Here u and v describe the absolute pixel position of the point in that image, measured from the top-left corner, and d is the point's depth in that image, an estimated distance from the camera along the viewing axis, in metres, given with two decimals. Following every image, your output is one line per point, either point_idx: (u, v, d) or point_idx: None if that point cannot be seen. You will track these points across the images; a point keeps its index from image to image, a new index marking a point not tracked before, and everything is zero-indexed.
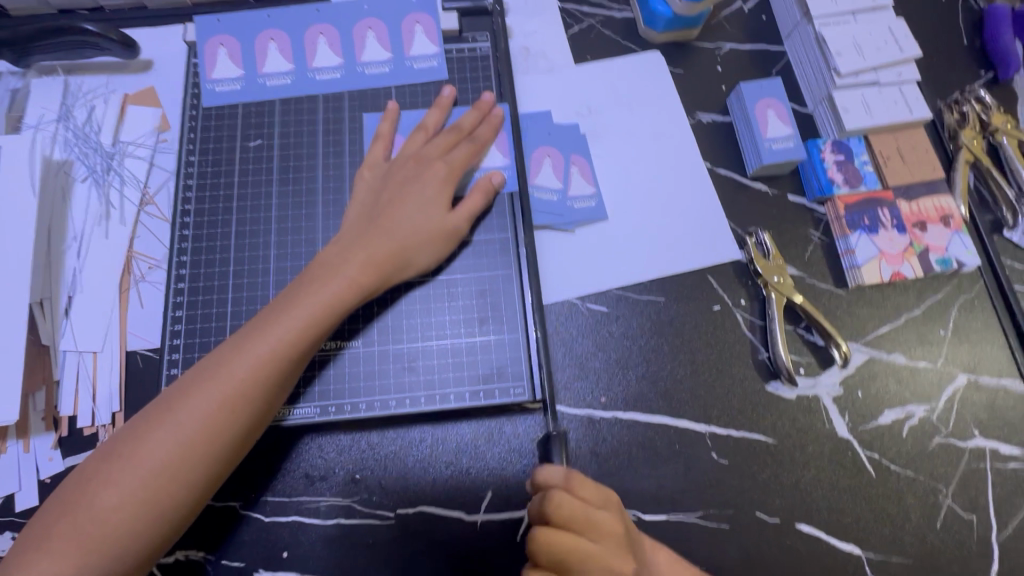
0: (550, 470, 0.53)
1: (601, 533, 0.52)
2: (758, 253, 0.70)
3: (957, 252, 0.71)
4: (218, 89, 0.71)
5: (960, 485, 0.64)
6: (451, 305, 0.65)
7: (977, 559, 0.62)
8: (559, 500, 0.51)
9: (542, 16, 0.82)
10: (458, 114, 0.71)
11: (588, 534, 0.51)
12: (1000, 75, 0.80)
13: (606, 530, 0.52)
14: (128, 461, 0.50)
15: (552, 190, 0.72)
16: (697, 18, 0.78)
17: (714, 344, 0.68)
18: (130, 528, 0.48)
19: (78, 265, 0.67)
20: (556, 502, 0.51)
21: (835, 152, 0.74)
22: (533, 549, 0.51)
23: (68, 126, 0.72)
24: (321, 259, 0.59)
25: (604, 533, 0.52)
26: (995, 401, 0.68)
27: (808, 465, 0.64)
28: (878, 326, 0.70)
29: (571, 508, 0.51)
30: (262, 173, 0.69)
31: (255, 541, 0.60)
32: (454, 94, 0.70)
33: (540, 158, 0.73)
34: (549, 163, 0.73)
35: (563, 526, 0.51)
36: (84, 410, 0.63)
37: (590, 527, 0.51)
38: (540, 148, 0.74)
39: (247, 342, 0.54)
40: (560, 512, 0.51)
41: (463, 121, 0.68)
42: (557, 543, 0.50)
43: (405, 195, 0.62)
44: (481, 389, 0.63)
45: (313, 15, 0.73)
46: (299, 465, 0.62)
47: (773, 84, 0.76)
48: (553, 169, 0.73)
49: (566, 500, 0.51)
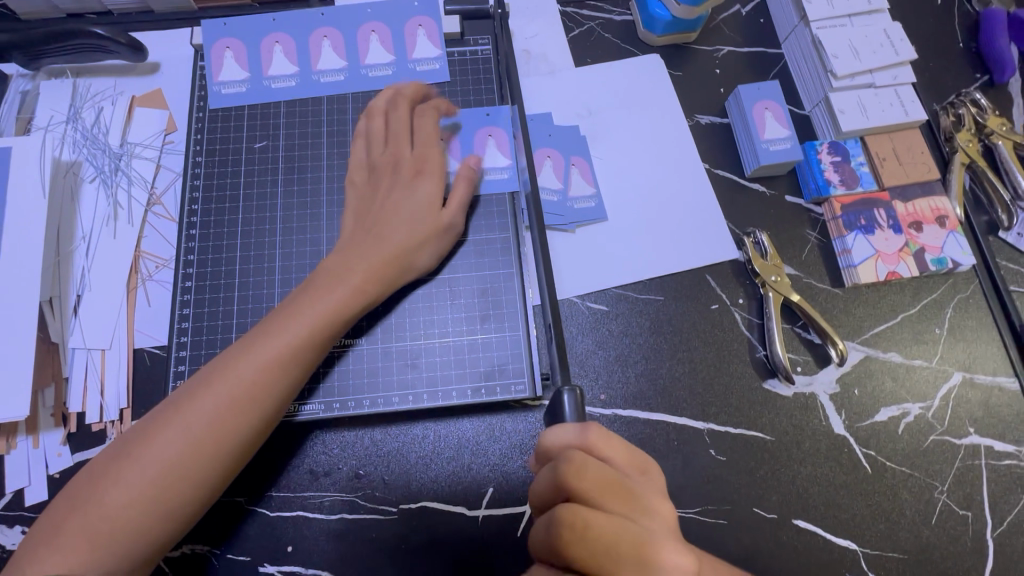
0: (564, 430, 0.48)
1: (640, 505, 0.47)
2: (756, 253, 0.71)
3: (952, 252, 0.72)
4: (224, 91, 0.72)
5: (955, 482, 0.65)
6: (453, 303, 0.66)
7: (972, 555, 0.63)
8: (584, 463, 0.46)
9: (543, 19, 0.83)
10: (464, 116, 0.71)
11: (625, 508, 0.46)
12: (995, 78, 0.81)
13: (645, 501, 0.47)
14: (137, 461, 0.51)
15: (554, 191, 0.73)
16: (695, 21, 0.79)
17: (712, 342, 0.69)
18: (138, 526, 0.50)
19: (87, 264, 0.68)
20: (581, 465, 0.45)
21: (832, 153, 0.75)
22: (567, 530, 0.44)
23: (76, 127, 0.73)
24: (326, 265, 0.60)
25: (641, 506, 0.47)
26: (990, 400, 0.69)
27: (805, 462, 0.65)
28: (874, 325, 0.71)
29: (602, 474, 0.46)
30: (267, 174, 0.70)
31: (260, 535, 0.61)
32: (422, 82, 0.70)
33: (541, 157, 0.74)
34: (550, 164, 0.74)
35: (597, 499, 0.45)
36: (92, 407, 0.64)
37: (624, 496, 0.46)
38: (543, 149, 0.75)
39: (254, 347, 0.54)
40: (589, 479, 0.45)
41: (437, 104, 0.68)
42: (595, 522, 0.44)
43: (394, 193, 0.63)
44: (483, 386, 0.64)
45: (317, 18, 0.74)
46: (304, 461, 0.63)
47: (770, 87, 0.77)
48: (554, 169, 0.74)
49: (592, 462, 0.46)
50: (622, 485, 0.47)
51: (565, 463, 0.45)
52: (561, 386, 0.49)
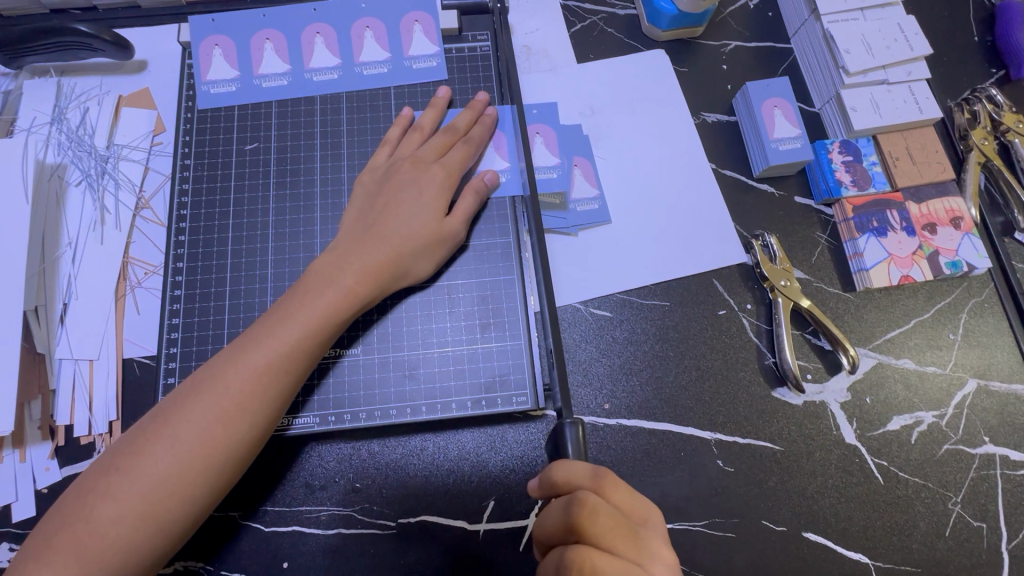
0: (577, 468, 0.47)
1: (646, 551, 0.45)
2: (765, 256, 0.69)
3: (967, 255, 0.69)
4: (213, 90, 0.69)
5: (969, 493, 0.63)
6: (452, 312, 0.64)
7: (987, 567, 0.61)
8: (595, 504, 0.45)
9: (544, 14, 0.81)
10: (452, 116, 0.69)
11: (632, 554, 0.45)
12: (1011, 74, 0.79)
13: (652, 547, 0.46)
14: (126, 476, 0.49)
15: (550, 168, 0.70)
16: (703, 16, 0.76)
17: (720, 350, 0.67)
18: (129, 543, 0.48)
19: (74, 272, 0.65)
20: (593, 507, 0.45)
21: (843, 153, 0.72)
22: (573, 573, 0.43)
23: (62, 129, 0.70)
24: (316, 268, 0.58)
25: (648, 552, 0.46)
26: (1006, 407, 0.67)
27: (816, 473, 0.63)
28: (886, 330, 0.69)
29: (611, 518, 0.45)
30: (259, 176, 0.67)
31: (254, 551, 0.59)
32: (449, 95, 0.68)
33: (532, 135, 0.72)
34: (542, 141, 0.72)
35: (605, 543, 0.44)
36: (80, 420, 0.62)
37: (631, 541, 0.45)
38: (533, 125, 0.72)
39: (243, 355, 0.53)
40: (598, 522, 0.45)
41: (457, 122, 0.66)
42: (603, 567, 0.43)
43: (399, 202, 0.61)
44: (483, 398, 0.62)
45: (309, 14, 0.71)
46: (299, 474, 0.61)
47: (780, 83, 0.74)
48: (546, 146, 0.71)
49: (601, 504, 0.45)
50: (628, 529, 0.46)
51: (576, 505, 0.45)
52: (562, 420, 0.51)
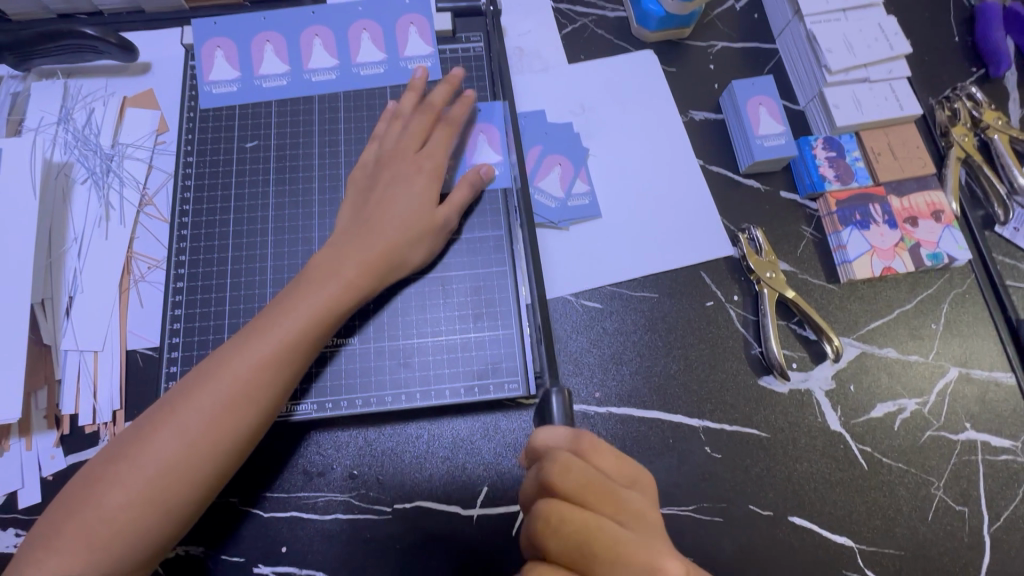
0: (558, 432, 0.48)
1: (626, 509, 0.46)
2: (751, 249, 0.71)
3: (948, 247, 0.71)
4: (215, 91, 0.71)
5: (951, 478, 0.65)
6: (446, 302, 0.66)
7: (968, 550, 0.63)
8: (568, 462, 0.46)
9: (536, 16, 0.83)
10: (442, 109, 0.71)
11: (610, 512, 0.45)
12: (991, 72, 0.81)
13: (633, 507, 0.46)
14: (133, 463, 0.50)
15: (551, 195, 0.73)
16: (689, 17, 0.79)
17: (707, 340, 0.69)
18: (137, 528, 0.49)
19: (80, 266, 0.68)
20: (565, 464, 0.46)
21: (827, 149, 0.74)
22: (542, 525, 0.45)
23: (68, 128, 0.72)
24: (316, 261, 0.59)
25: (625, 508, 0.46)
26: (986, 395, 0.68)
27: (801, 458, 0.65)
28: (870, 320, 0.70)
29: (585, 475, 0.46)
30: (259, 172, 0.70)
31: (253, 537, 0.61)
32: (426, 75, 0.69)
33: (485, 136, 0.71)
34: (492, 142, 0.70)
35: (580, 498, 0.45)
36: (85, 409, 0.64)
37: (608, 500, 0.46)
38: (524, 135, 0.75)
39: (247, 345, 0.54)
40: (572, 478, 0.45)
41: (433, 100, 0.68)
42: (572, 517, 0.44)
43: (391, 195, 0.63)
44: (476, 385, 0.63)
45: (308, 17, 0.73)
46: (298, 461, 0.63)
47: (764, 82, 0.77)
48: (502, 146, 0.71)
49: (580, 465, 0.46)
50: (608, 488, 0.46)
51: (548, 462, 0.46)
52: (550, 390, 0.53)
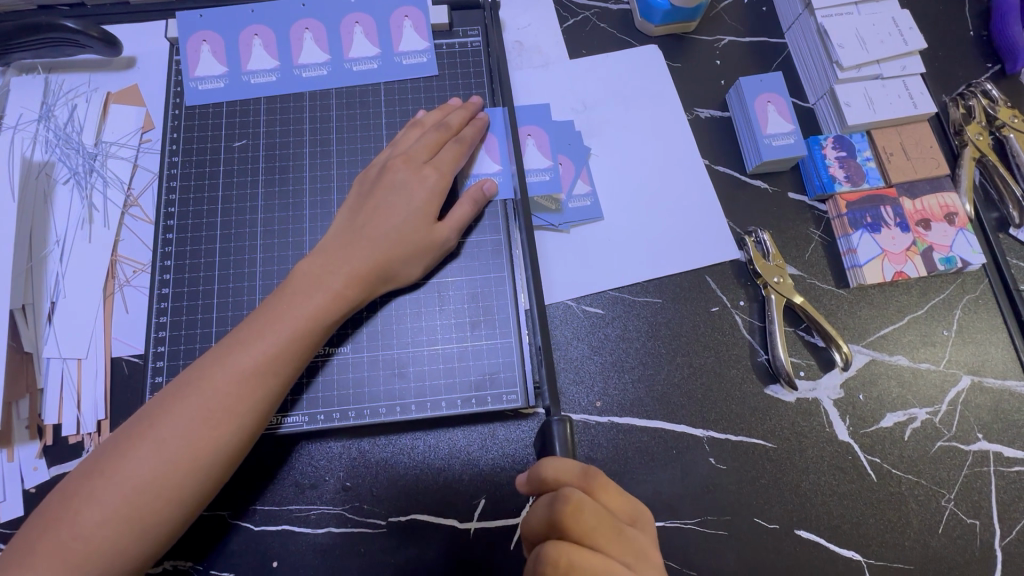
0: (569, 466, 0.47)
1: (630, 548, 0.46)
2: (758, 253, 0.69)
3: (961, 251, 0.69)
4: (201, 87, 0.69)
5: (963, 490, 0.63)
6: (442, 309, 0.64)
7: (980, 564, 0.61)
8: (581, 502, 0.45)
9: (536, 9, 0.80)
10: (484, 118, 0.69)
11: (616, 551, 0.45)
12: (1007, 68, 0.78)
13: (638, 546, 0.46)
14: (109, 478, 0.48)
15: (543, 170, 0.69)
16: (695, 10, 0.76)
17: (712, 347, 0.67)
18: (115, 546, 0.47)
19: (62, 270, 0.65)
20: (577, 504, 0.45)
21: (837, 148, 0.72)
22: (550, 570, 0.43)
23: (49, 126, 0.69)
24: (303, 268, 0.57)
25: (627, 545, 0.46)
26: (999, 404, 0.66)
27: (808, 470, 0.63)
28: (880, 327, 0.68)
29: (596, 516, 0.45)
30: (247, 173, 0.67)
31: (243, 551, 0.59)
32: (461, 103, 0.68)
33: (523, 137, 0.71)
34: (534, 142, 0.71)
35: (589, 539, 0.44)
36: (68, 419, 0.61)
37: (616, 539, 0.45)
38: (524, 127, 0.72)
39: (230, 356, 0.52)
40: (583, 520, 0.44)
41: (450, 120, 0.65)
42: (582, 563, 0.43)
43: (389, 204, 0.60)
44: (473, 396, 0.61)
45: (299, 9, 0.70)
46: (289, 473, 0.61)
47: (773, 79, 0.74)
48: (539, 148, 0.70)
49: (592, 506, 0.45)
50: (614, 527, 0.46)
51: (561, 502, 0.44)
52: (551, 416, 0.51)
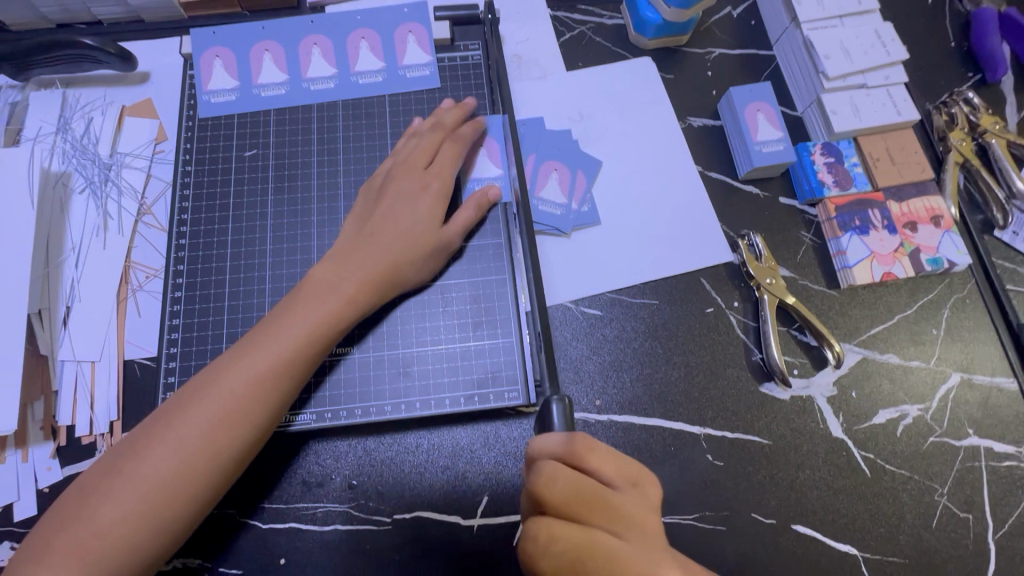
0: (550, 439, 0.49)
1: (622, 518, 0.46)
2: (750, 255, 0.71)
3: (948, 252, 0.71)
4: (214, 100, 0.72)
5: (955, 484, 0.65)
6: (445, 311, 0.66)
7: (973, 557, 0.62)
8: (554, 472, 0.46)
9: (534, 23, 0.83)
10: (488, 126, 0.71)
11: (605, 521, 0.46)
12: (987, 77, 0.81)
13: (630, 513, 0.47)
14: (127, 476, 0.50)
15: (557, 205, 0.72)
16: (687, 24, 0.79)
17: (708, 346, 0.69)
18: (132, 542, 0.48)
19: (77, 275, 0.67)
20: (551, 474, 0.46)
21: (826, 154, 0.74)
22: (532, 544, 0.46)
23: (66, 137, 0.72)
24: (316, 274, 0.59)
25: (617, 513, 0.46)
26: (988, 400, 0.68)
27: (803, 465, 0.65)
28: (871, 326, 0.70)
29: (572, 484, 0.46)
30: (257, 181, 0.70)
31: (252, 549, 0.60)
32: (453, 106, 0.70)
33: (547, 171, 0.74)
34: (556, 177, 0.74)
35: (570, 508, 0.46)
36: (82, 420, 0.63)
37: (602, 508, 0.46)
38: (549, 161, 0.74)
39: (246, 358, 0.54)
40: (560, 489, 0.46)
41: (451, 130, 0.68)
42: (562, 533, 0.45)
43: (396, 210, 0.63)
44: (477, 394, 0.63)
45: (307, 26, 0.74)
46: (297, 471, 0.63)
47: (762, 89, 0.77)
48: (559, 183, 0.73)
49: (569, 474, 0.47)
50: (599, 496, 0.47)
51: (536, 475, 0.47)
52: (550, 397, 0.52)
